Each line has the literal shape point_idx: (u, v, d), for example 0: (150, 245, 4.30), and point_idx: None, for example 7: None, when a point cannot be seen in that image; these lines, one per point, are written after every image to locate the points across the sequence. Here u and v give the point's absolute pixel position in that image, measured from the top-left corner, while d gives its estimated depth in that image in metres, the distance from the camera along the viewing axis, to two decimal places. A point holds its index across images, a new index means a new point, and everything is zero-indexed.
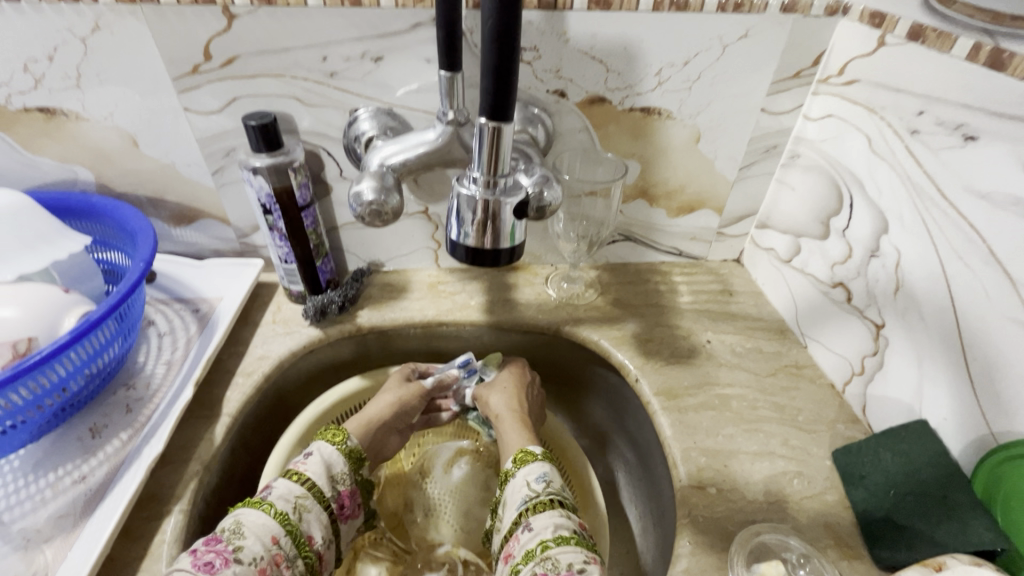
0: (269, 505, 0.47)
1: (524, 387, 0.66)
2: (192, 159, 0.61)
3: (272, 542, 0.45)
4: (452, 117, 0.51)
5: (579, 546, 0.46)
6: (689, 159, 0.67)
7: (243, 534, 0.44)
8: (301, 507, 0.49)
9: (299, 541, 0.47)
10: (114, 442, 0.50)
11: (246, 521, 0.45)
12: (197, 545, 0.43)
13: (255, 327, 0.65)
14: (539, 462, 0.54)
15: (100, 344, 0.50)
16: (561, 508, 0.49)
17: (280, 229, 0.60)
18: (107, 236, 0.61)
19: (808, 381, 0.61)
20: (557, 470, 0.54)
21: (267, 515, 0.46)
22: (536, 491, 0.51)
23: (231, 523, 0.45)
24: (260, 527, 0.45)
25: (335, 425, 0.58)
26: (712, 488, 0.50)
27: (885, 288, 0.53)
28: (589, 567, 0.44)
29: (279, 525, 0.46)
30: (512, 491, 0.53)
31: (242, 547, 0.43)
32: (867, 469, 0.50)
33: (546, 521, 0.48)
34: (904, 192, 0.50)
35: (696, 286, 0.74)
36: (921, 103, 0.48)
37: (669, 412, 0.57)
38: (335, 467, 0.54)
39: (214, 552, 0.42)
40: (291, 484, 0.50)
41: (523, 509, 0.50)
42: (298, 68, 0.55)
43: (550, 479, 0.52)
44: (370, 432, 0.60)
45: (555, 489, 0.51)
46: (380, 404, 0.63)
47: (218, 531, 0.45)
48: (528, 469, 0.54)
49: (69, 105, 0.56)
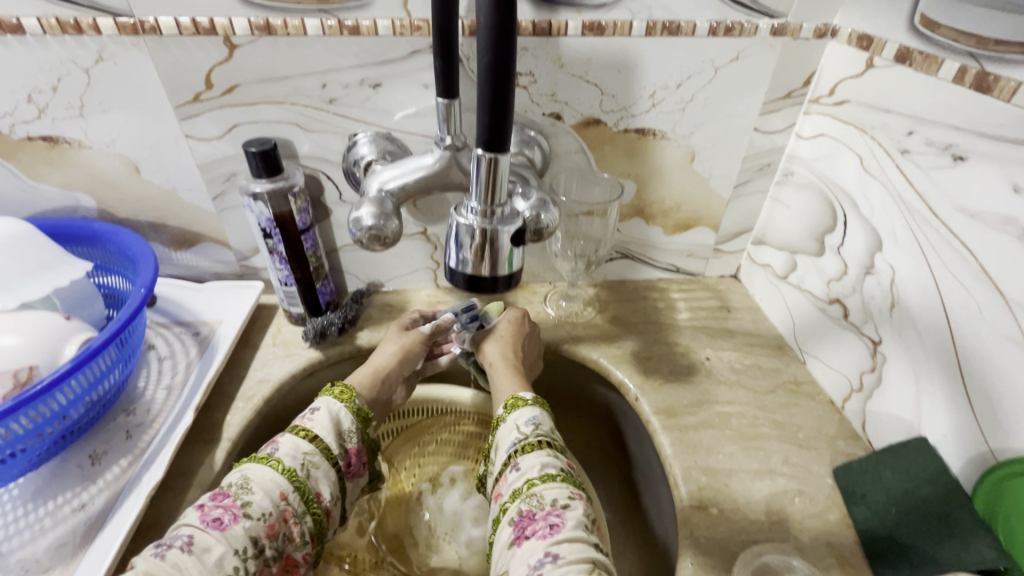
0: (277, 462, 0.48)
1: (522, 335, 0.63)
2: (192, 184, 0.62)
3: (280, 498, 0.46)
4: (449, 143, 0.52)
5: (565, 483, 0.47)
6: (684, 178, 0.68)
7: (250, 490, 0.45)
8: (308, 464, 0.49)
9: (307, 498, 0.48)
10: (114, 469, 0.50)
11: (252, 477, 0.46)
12: (205, 500, 0.44)
13: (255, 350, 0.65)
14: (529, 407, 0.54)
15: (101, 370, 0.50)
16: (548, 450, 0.50)
17: (280, 252, 0.60)
18: (108, 262, 0.62)
19: (807, 398, 0.61)
20: (547, 415, 0.54)
21: (274, 472, 0.47)
22: (525, 433, 0.51)
23: (238, 477, 0.46)
24: (269, 483, 0.46)
25: (344, 382, 0.56)
26: (714, 508, 0.50)
27: (881, 305, 0.53)
28: (574, 503, 0.45)
29: (287, 482, 0.47)
30: (502, 435, 0.53)
31: (250, 503, 0.44)
32: (868, 487, 0.50)
33: (533, 462, 0.49)
34: (896, 210, 0.51)
35: (694, 302, 0.74)
36: (911, 123, 0.49)
37: (669, 431, 0.57)
38: (344, 424, 0.53)
39: (221, 509, 0.43)
40: (298, 441, 0.50)
41: (512, 451, 0.51)
42: (298, 95, 0.56)
43: (540, 422, 0.53)
44: (378, 386, 0.58)
45: (544, 432, 0.52)
46: (385, 354, 0.60)
47: (226, 486, 0.45)
48: (518, 414, 0.54)
49: (72, 133, 0.57)
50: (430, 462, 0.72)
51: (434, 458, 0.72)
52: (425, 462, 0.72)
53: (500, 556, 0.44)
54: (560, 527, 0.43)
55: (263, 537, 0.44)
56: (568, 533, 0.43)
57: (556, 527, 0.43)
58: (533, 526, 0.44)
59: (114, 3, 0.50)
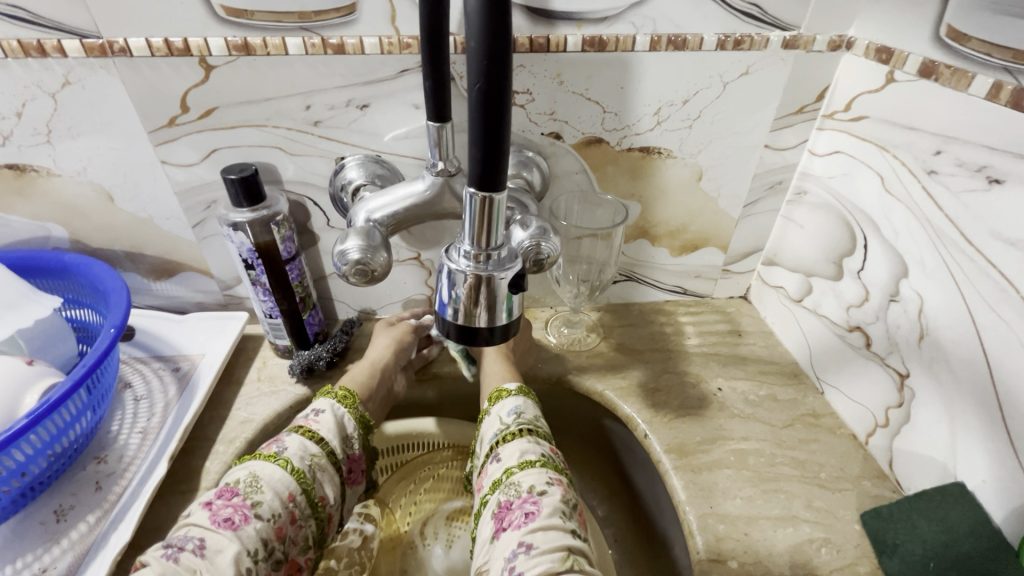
0: (286, 461, 0.45)
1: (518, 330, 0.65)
2: (171, 212, 0.58)
3: (288, 499, 0.44)
4: (441, 168, 0.48)
5: (545, 468, 0.45)
6: (690, 198, 0.64)
7: (261, 489, 0.43)
8: (316, 465, 0.47)
9: (312, 502, 0.46)
10: (80, 526, 0.46)
11: (264, 475, 0.44)
12: (212, 497, 0.42)
13: (239, 386, 0.61)
14: (513, 397, 0.53)
15: (68, 418, 0.46)
16: (528, 436, 0.48)
17: (264, 283, 0.56)
18: (80, 295, 0.58)
19: (827, 432, 0.58)
20: (533, 404, 0.53)
21: (283, 471, 0.45)
22: (507, 423, 0.50)
23: (247, 474, 0.44)
24: (278, 482, 0.44)
25: (345, 388, 0.55)
26: (733, 562, 0.46)
27: (908, 336, 0.50)
28: (552, 489, 0.43)
29: (295, 483, 0.45)
30: (486, 428, 0.52)
31: (261, 502, 0.42)
32: (902, 537, 0.46)
33: (513, 450, 0.47)
34: (923, 235, 0.47)
35: (703, 326, 0.71)
36: (938, 142, 0.45)
37: (682, 472, 0.53)
38: (348, 428, 0.52)
39: (231, 508, 0.41)
40: (305, 441, 0.48)
41: (494, 442, 0.49)
42: (281, 117, 0.53)
43: (523, 411, 0.51)
44: (378, 380, 0.58)
45: (526, 421, 0.50)
46: (376, 348, 0.61)
47: (234, 483, 0.43)
48: (501, 405, 0.52)
49: (40, 161, 0.54)
50: (427, 498, 0.68)
51: (432, 495, 0.69)
52: (422, 501, 0.68)
53: (481, 550, 0.42)
54: (535, 516, 0.41)
55: (273, 538, 0.42)
56: (543, 521, 0.41)
57: (531, 516, 0.41)
58: (511, 517, 0.42)
59: (79, 23, 0.46)
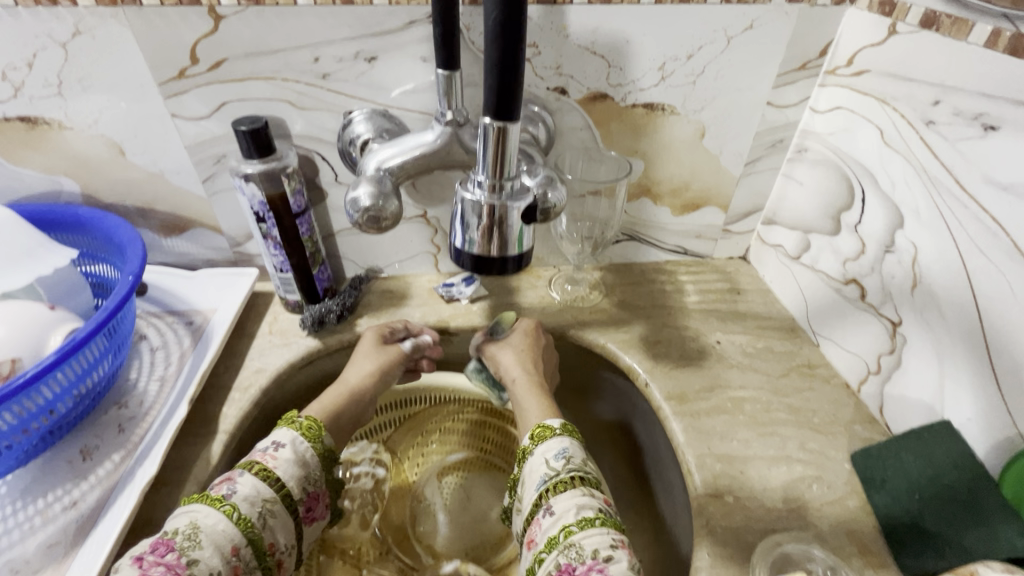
0: (231, 509, 0.43)
1: (534, 346, 0.61)
2: (181, 166, 0.59)
3: (232, 553, 0.42)
4: (450, 117, 0.49)
5: (605, 527, 0.43)
6: (693, 156, 0.65)
7: (200, 543, 0.41)
8: (267, 511, 0.45)
9: (260, 552, 0.44)
10: (106, 464, 0.48)
11: (205, 525, 0.42)
12: (145, 552, 0.40)
13: (251, 339, 0.63)
14: (558, 437, 0.51)
15: (90, 361, 0.48)
16: (581, 486, 0.46)
17: (274, 237, 0.57)
18: (94, 249, 0.59)
19: (822, 381, 0.60)
20: (579, 445, 0.51)
21: (227, 521, 0.43)
22: (556, 468, 0.48)
23: (188, 523, 0.42)
24: (220, 535, 0.42)
25: (312, 417, 0.53)
26: (729, 497, 0.48)
27: (902, 285, 0.51)
28: (617, 554, 0.41)
29: (240, 534, 0.43)
30: (530, 470, 0.50)
31: (198, 560, 0.40)
32: (889, 473, 0.48)
33: (568, 504, 0.45)
34: (919, 184, 0.48)
35: (702, 285, 0.72)
36: (937, 92, 0.46)
37: (682, 417, 0.55)
38: (310, 466, 0.50)
39: (162, 566, 0.39)
40: (257, 483, 0.46)
41: (542, 490, 0.47)
42: (289, 69, 0.53)
43: (571, 455, 0.49)
44: (349, 406, 0.57)
45: (576, 466, 0.48)
46: (354, 372, 0.59)
47: (171, 534, 0.41)
48: (546, 447, 0.50)
49: (51, 113, 0.54)
50: (436, 440, 0.70)
51: (442, 440, 0.70)
52: (429, 440, 0.69)
53: None
54: None
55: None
56: None
57: None
58: None
59: None
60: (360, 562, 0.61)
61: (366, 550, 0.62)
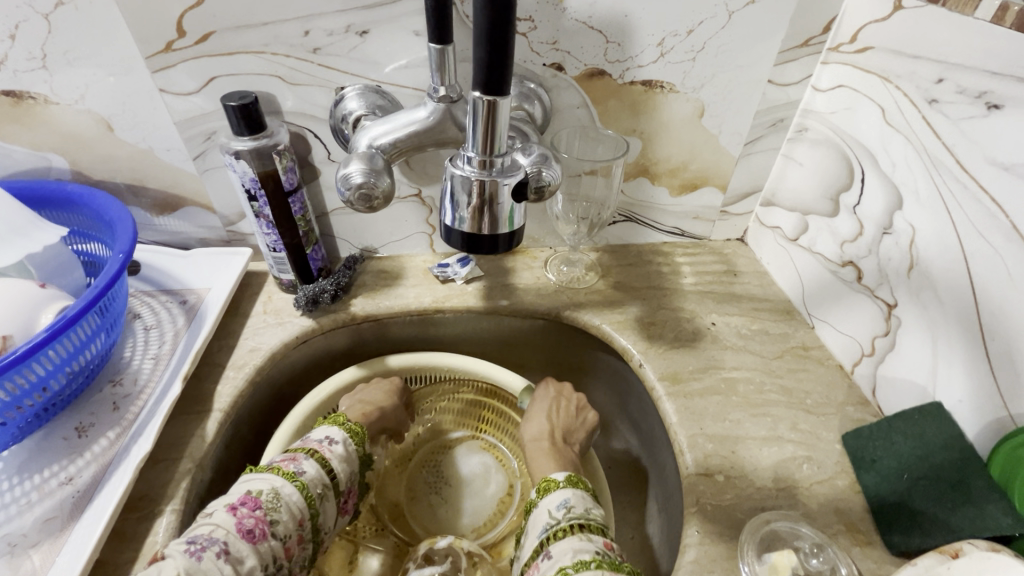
0: (303, 485, 0.44)
1: (553, 408, 0.60)
2: (171, 143, 0.58)
3: (300, 523, 0.43)
4: (443, 94, 0.48)
5: (601, 569, 0.40)
6: (692, 135, 0.64)
7: (280, 508, 0.42)
8: (326, 494, 0.46)
9: (316, 527, 0.45)
10: (101, 441, 0.49)
11: (285, 493, 0.43)
12: (236, 502, 0.41)
13: (245, 318, 0.62)
14: (561, 489, 0.48)
15: (83, 339, 0.48)
16: (579, 533, 0.43)
17: (267, 216, 0.56)
18: (85, 228, 0.59)
19: (815, 363, 0.60)
20: (583, 495, 0.48)
21: (301, 494, 0.44)
22: (557, 518, 0.45)
23: (269, 487, 0.43)
24: (295, 506, 0.43)
25: (357, 422, 0.53)
26: (720, 476, 0.49)
27: (898, 267, 0.51)
28: None
29: (306, 508, 0.44)
30: (533, 521, 0.47)
31: (279, 522, 0.42)
32: (879, 452, 0.49)
33: (565, 547, 0.42)
34: (920, 165, 0.48)
35: (699, 267, 0.72)
36: (941, 69, 0.45)
37: (675, 398, 0.55)
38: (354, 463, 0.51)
39: (254, 520, 0.40)
40: (319, 468, 0.47)
41: (542, 538, 0.45)
42: (279, 43, 0.52)
43: (573, 505, 0.47)
44: (378, 419, 0.60)
45: (576, 515, 0.45)
46: (373, 394, 0.61)
47: (257, 492, 0.42)
48: (549, 498, 0.48)
49: (37, 87, 0.53)
50: (431, 419, 0.69)
51: (438, 418, 0.70)
52: (423, 418, 0.69)
53: None
54: None
55: (281, 556, 0.42)
56: None
57: None
58: None
59: None
60: (354, 541, 0.61)
61: (362, 529, 0.62)
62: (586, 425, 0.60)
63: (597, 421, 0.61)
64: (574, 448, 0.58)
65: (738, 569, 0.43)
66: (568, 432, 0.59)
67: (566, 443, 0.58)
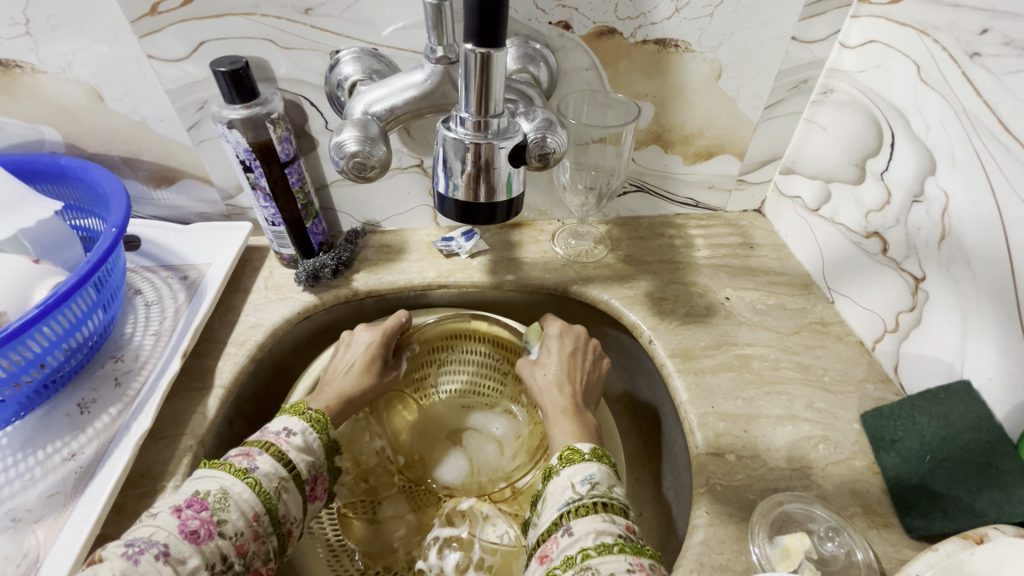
0: (254, 481, 0.42)
1: (573, 363, 0.58)
2: (165, 113, 0.56)
3: (254, 518, 0.41)
4: (441, 55, 0.45)
5: (624, 554, 0.39)
6: (709, 98, 0.60)
7: (229, 507, 0.40)
8: (284, 486, 0.44)
9: (276, 520, 0.43)
10: (103, 417, 0.48)
11: (234, 491, 0.41)
12: (181, 504, 0.40)
13: (247, 294, 0.61)
14: (587, 462, 0.46)
15: (79, 314, 0.47)
16: (603, 512, 0.42)
17: (263, 188, 0.54)
18: (81, 202, 0.58)
19: (834, 339, 0.57)
20: (607, 470, 0.46)
21: (252, 491, 0.42)
22: (580, 493, 0.44)
23: (218, 487, 0.41)
24: (247, 502, 0.41)
25: (319, 409, 0.51)
26: (731, 455, 0.47)
27: (928, 237, 0.48)
28: None
29: (260, 503, 0.42)
30: (553, 490, 0.46)
31: (228, 521, 0.40)
32: (900, 433, 0.47)
33: (587, 527, 0.41)
34: (957, 125, 0.44)
35: (714, 239, 0.69)
36: (985, 19, 0.41)
37: (685, 374, 0.54)
38: (319, 455, 0.48)
39: (199, 522, 0.39)
40: (274, 463, 0.44)
41: (563, 511, 0.43)
42: (269, 4, 0.50)
43: (597, 481, 0.45)
44: (344, 408, 0.54)
45: (601, 492, 0.43)
46: (339, 381, 0.56)
47: (204, 493, 0.40)
48: (574, 469, 0.46)
49: (23, 56, 0.51)
50: (429, 372, 0.66)
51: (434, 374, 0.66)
52: (424, 377, 0.66)
53: None
54: None
55: (232, 555, 0.40)
56: None
57: None
58: None
59: None
60: (379, 508, 0.61)
61: (383, 498, 0.62)
62: (602, 374, 0.59)
63: (611, 368, 0.60)
64: (592, 406, 0.57)
65: (749, 552, 0.41)
66: (588, 389, 0.58)
67: (586, 407, 0.55)
